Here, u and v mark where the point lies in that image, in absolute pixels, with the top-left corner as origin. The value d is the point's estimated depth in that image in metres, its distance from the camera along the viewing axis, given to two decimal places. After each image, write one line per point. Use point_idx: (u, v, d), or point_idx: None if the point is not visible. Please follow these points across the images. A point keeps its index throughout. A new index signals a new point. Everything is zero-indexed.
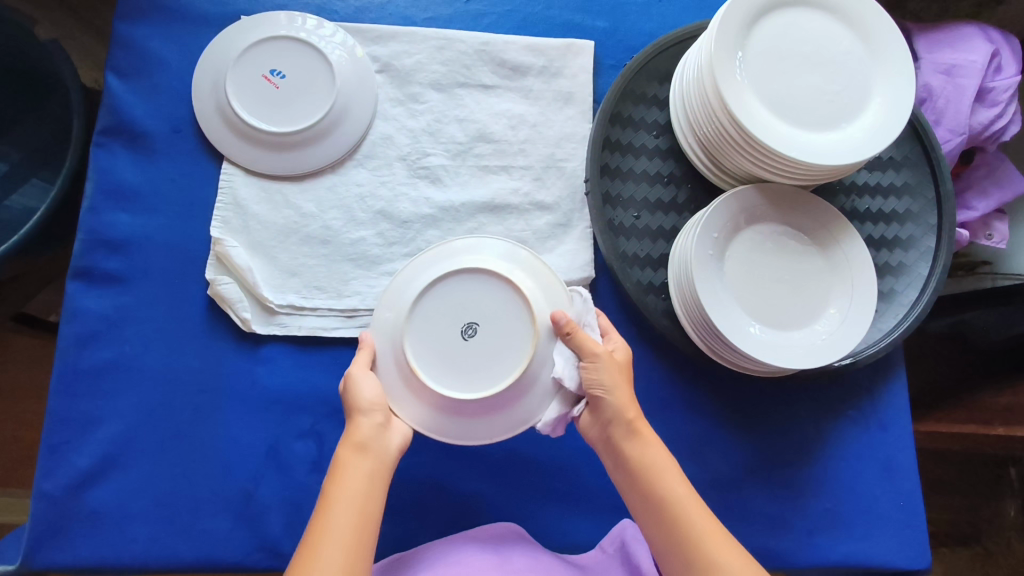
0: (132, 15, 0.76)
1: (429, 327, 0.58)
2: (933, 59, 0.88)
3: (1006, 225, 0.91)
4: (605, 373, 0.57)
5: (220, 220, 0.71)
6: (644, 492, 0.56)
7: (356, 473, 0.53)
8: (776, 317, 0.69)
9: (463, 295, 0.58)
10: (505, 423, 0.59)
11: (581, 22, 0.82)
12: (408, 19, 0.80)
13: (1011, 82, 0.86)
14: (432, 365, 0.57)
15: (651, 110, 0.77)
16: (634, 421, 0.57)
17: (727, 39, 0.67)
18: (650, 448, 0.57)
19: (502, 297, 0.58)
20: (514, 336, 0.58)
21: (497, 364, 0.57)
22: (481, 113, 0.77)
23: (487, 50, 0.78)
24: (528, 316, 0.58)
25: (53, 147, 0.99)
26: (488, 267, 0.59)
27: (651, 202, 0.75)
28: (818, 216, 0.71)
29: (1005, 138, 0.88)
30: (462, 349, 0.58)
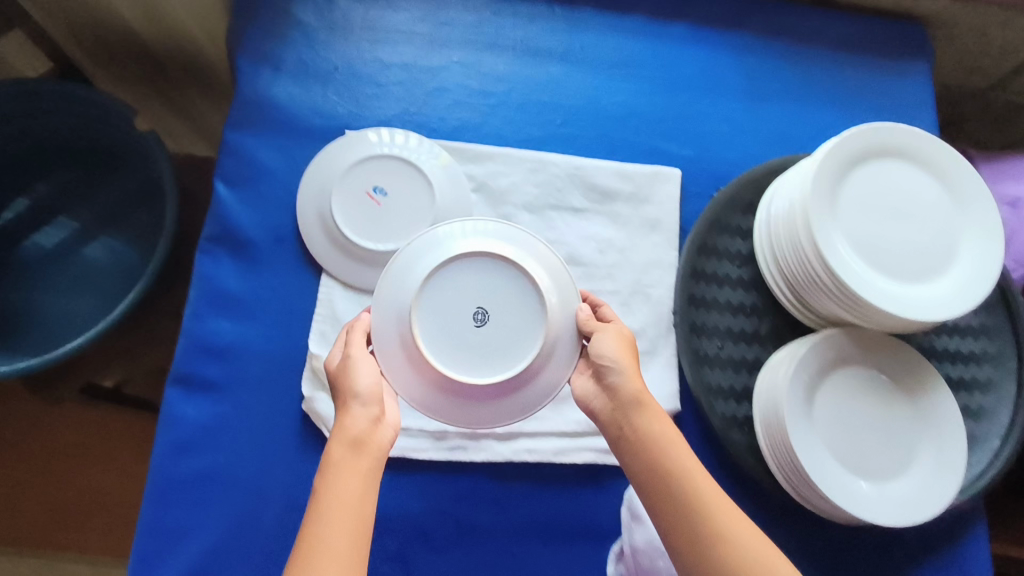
0: (244, 125, 0.80)
1: (442, 317, 0.63)
2: (1001, 192, 0.90)
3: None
4: (605, 343, 0.63)
5: (318, 334, 0.72)
6: (653, 467, 0.59)
7: (350, 473, 0.56)
8: (864, 465, 0.68)
9: (476, 280, 0.63)
10: (533, 397, 0.64)
11: (667, 149, 0.85)
12: (503, 138, 0.83)
13: None
14: (449, 355, 0.63)
15: (734, 239, 0.81)
16: (643, 396, 0.62)
17: (821, 188, 0.70)
18: (655, 420, 0.61)
19: (506, 280, 0.64)
20: (524, 318, 0.64)
21: (512, 347, 0.63)
22: (571, 236, 0.80)
23: (579, 175, 0.81)
24: (529, 290, 0.64)
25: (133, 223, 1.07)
26: (497, 252, 0.64)
27: (734, 332, 0.78)
28: (902, 361, 0.72)
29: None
30: (470, 334, 0.63)
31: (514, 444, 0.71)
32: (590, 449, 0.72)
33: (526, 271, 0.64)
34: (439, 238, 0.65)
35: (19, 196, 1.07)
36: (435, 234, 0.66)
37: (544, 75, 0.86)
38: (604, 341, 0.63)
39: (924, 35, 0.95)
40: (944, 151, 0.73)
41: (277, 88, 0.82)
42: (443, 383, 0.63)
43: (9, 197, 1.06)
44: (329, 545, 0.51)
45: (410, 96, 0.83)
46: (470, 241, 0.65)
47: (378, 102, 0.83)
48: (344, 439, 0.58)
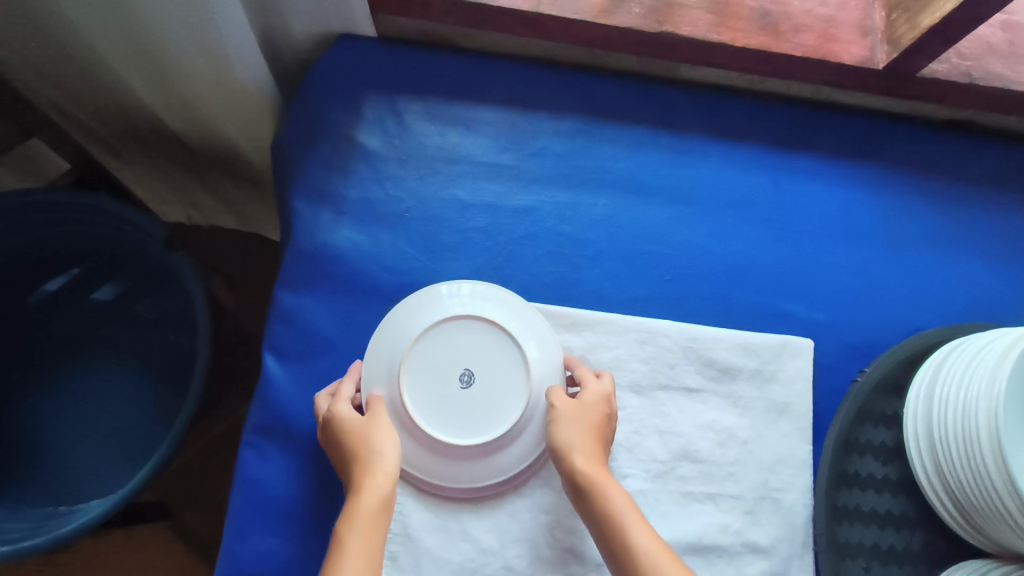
0: (299, 281, 0.68)
1: (428, 375, 0.62)
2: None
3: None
4: (564, 427, 0.60)
5: (387, 556, 0.59)
6: (606, 537, 0.55)
7: (372, 527, 0.53)
8: None
9: (466, 340, 0.63)
10: (514, 456, 0.62)
11: (795, 313, 0.71)
12: (602, 297, 0.70)
13: None
14: (433, 412, 0.61)
15: (878, 429, 0.67)
16: (585, 467, 0.58)
17: (1013, 401, 0.57)
18: (604, 487, 0.57)
19: (495, 341, 0.64)
20: (510, 380, 0.63)
21: (499, 408, 0.62)
22: (685, 423, 0.67)
23: (694, 347, 0.68)
24: (517, 353, 0.63)
25: (161, 338, 0.94)
26: (487, 314, 0.64)
27: (881, 550, 0.64)
28: None
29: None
30: (455, 394, 0.62)
31: None
32: None
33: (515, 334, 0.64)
34: (434, 298, 0.65)
35: (70, 267, 0.93)
36: (431, 292, 0.66)
37: (651, 218, 0.73)
38: (560, 426, 0.60)
39: None
40: None
41: (338, 232, 0.69)
42: (426, 442, 0.61)
43: (59, 265, 0.93)
44: None
45: (496, 244, 0.71)
46: (464, 302, 0.65)
47: (456, 251, 0.70)
48: (371, 497, 0.54)
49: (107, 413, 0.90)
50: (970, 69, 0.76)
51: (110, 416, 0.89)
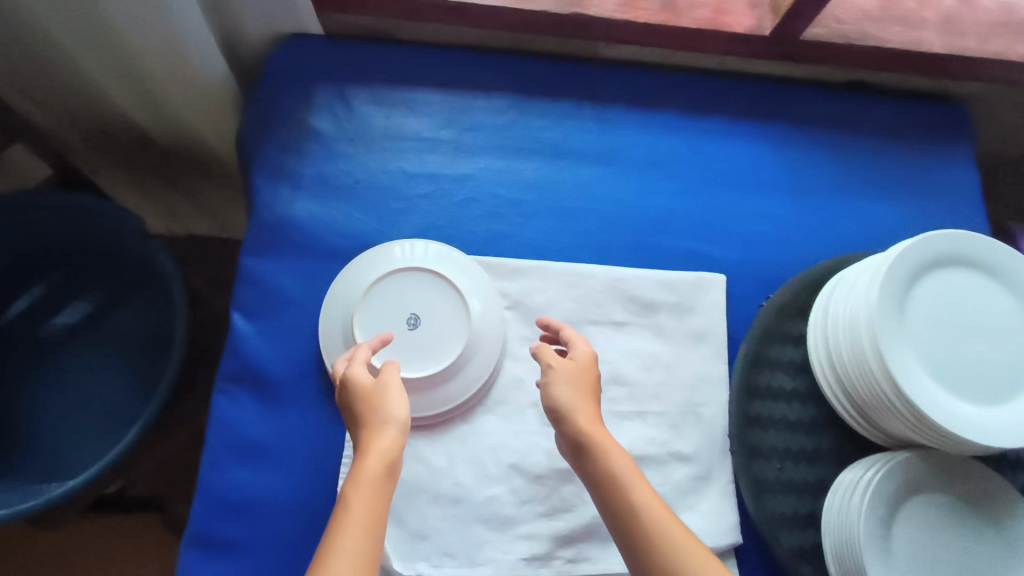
0: (262, 247, 0.76)
1: (380, 320, 0.70)
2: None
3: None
4: (558, 390, 0.62)
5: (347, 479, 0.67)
6: (617, 515, 0.54)
7: (376, 496, 0.52)
8: None
9: (412, 289, 0.72)
10: (460, 386, 0.70)
11: (710, 254, 0.80)
12: (536, 249, 0.79)
13: None
14: (385, 351, 0.68)
15: (786, 348, 0.75)
16: (595, 444, 0.58)
17: (888, 301, 0.66)
18: (613, 464, 0.56)
19: (439, 289, 0.72)
20: (453, 321, 0.71)
21: (444, 345, 0.70)
22: (613, 352, 0.75)
23: (618, 286, 0.77)
24: (458, 298, 0.72)
25: (139, 322, 1.01)
26: (431, 266, 0.73)
27: (793, 451, 0.72)
28: (982, 483, 0.67)
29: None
30: (404, 336, 0.70)
31: None
32: None
33: (456, 282, 0.73)
34: (383, 255, 0.74)
35: (33, 284, 1.01)
36: (381, 250, 0.74)
37: (577, 178, 0.82)
38: (556, 387, 0.62)
39: (962, 117, 0.91)
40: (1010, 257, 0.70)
41: (296, 204, 0.78)
42: None
43: (22, 284, 1.00)
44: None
45: (439, 207, 0.79)
46: (411, 257, 0.74)
47: (402, 214, 0.78)
48: (380, 461, 0.54)
49: (92, 398, 0.96)
50: (850, 31, 0.86)
51: (95, 400, 0.96)
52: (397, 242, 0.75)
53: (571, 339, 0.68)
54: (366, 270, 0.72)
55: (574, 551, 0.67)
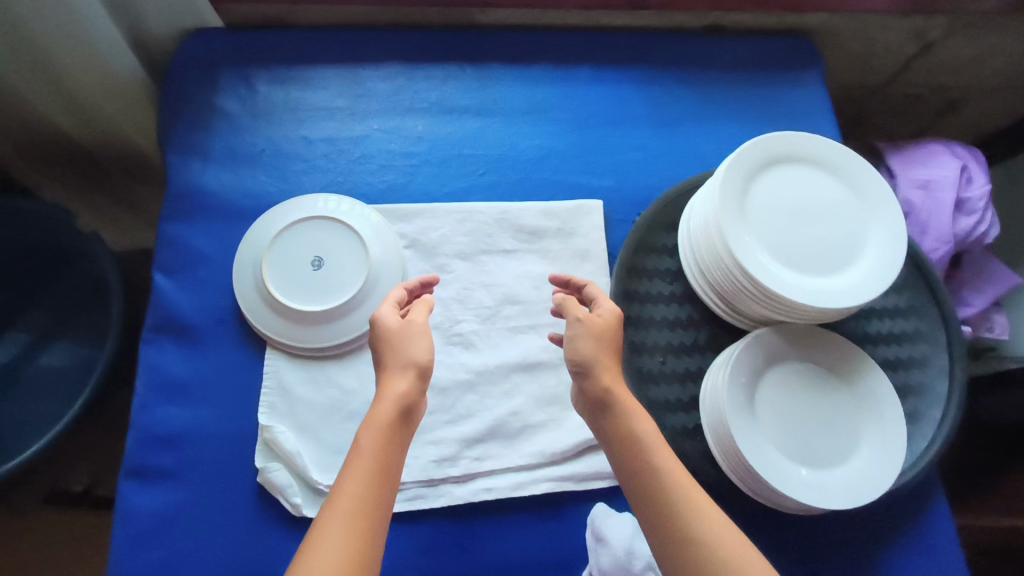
0: (179, 216, 0.84)
1: (288, 267, 0.78)
2: (910, 176, 1.07)
3: (1003, 317, 1.16)
4: (581, 345, 0.66)
5: (267, 406, 0.74)
6: (627, 459, 0.62)
7: (389, 442, 0.59)
8: (810, 452, 0.70)
9: (314, 236, 0.80)
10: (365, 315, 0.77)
11: (588, 183, 0.89)
12: (430, 195, 0.87)
13: (983, 191, 1.05)
14: (293, 293, 0.77)
15: (661, 258, 0.84)
16: (612, 397, 0.64)
17: (729, 197, 0.74)
18: (633, 420, 0.63)
19: (339, 233, 0.80)
20: (353, 260, 0.79)
21: (346, 281, 0.78)
22: (505, 276, 0.83)
23: (506, 218, 0.85)
24: (357, 239, 0.80)
25: (81, 316, 1.09)
26: (330, 214, 0.81)
27: (674, 345, 0.80)
28: (834, 350, 0.75)
29: (987, 239, 1.08)
30: (309, 277, 0.78)
31: (472, 485, 0.73)
32: (547, 479, 0.73)
33: (354, 225, 0.81)
34: (287, 210, 0.82)
35: None
36: (284, 206, 0.82)
37: (463, 130, 0.91)
38: (580, 339, 0.67)
39: (810, 46, 1.02)
40: (838, 151, 0.78)
41: (209, 176, 0.86)
42: (290, 315, 0.76)
43: None
44: (343, 514, 0.53)
45: (338, 168, 0.88)
46: (312, 209, 0.81)
47: (307, 176, 0.87)
48: (393, 401, 0.61)
49: (42, 388, 1.04)
50: None
51: (44, 391, 1.04)
52: (300, 198, 0.83)
53: (596, 294, 0.73)
54: (271, 225, 0.80)
55: (479, 450, 0.74)
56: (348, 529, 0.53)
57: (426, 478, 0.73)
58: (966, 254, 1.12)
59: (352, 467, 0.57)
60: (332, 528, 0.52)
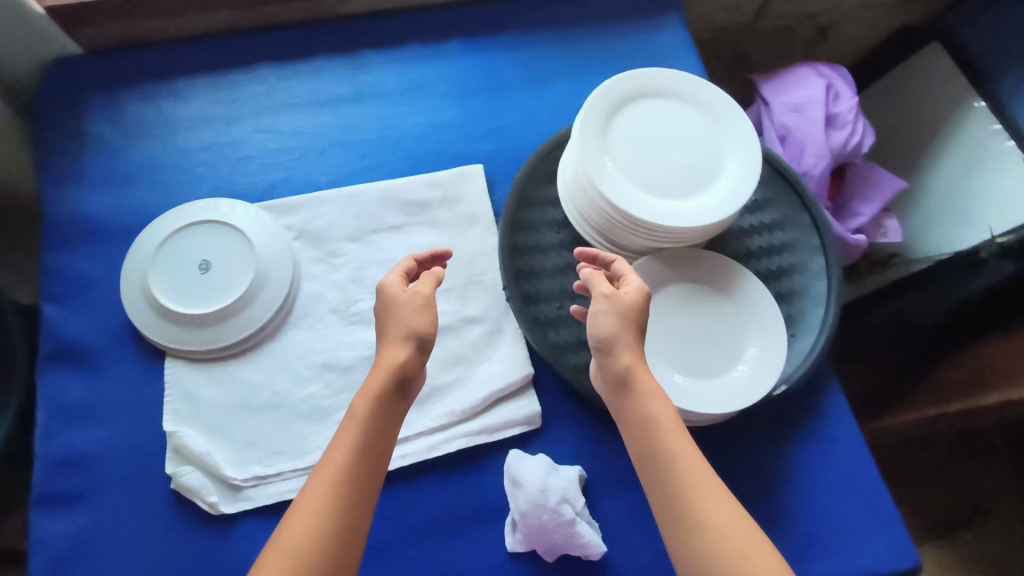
0: (60, 244, 0.83)
1: (175, 275, 0.79)
2: (782, 101, 1.13)
3: (894, 221, 1.21)
4: (604, 321, 0.61)
5: (172, 413, 0.74)
6: (643, 446, 0.57)
7: (373, 429, 0.55)
8: (697, 365, 0.73)
9: (198, 241, 0.80)
10: (260, 309, 0.78)
11: (467, 151, 0.91)
12: (313, 185, 0.88)
13: (851, 104, 1.11)
14: (183, 299, 0.78)
15: (546, 210, 0.86)
16: (630, 376, 0.59)
17: (590, 139, 0.77)
18: (647, 401, 0.58)
19: (222, 234, 0.81)
20: (240, 257, 0.80)
21: (236, 279, 0.79)
22: (396, 251, 0.84)
23: (389, 195, 0.86)
24: (241, 236, 0.81)
25: None
26: (210, 217, 0.81)
27: (568, 290, 0.82)
28: (713, 269, 0.79)
29: (863, 148, 1.13)
30: (198, 281, 0.78)
31: None
32: (461, 436, 0.75)
33: (236, 224, 0.81)
34: (167, 221, 0.82)
35: None
36: (165, 217, 0.82)
37: (338, 117, 0.92)
38: (603, 314, 0.62)
39: None
40: (688, 79, 0.81)
41: (86, 201, 0.86)
42: (184, 321, 0.77)
43: None
44: (310, 506, 0.51)
45: (218, 173, 0.88)
46: (192, 215, 0.82)
47: (187, 184, 0.87)
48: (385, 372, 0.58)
49: None
50: None
51: None
52: (180, 207, 0.83)
53: (624, 271, 0.68)
54: (152, 237, 0.80)
55: None
56: (314, 515, 0.51)
57: None
58: (849, 166, 1.19)
59: (331, 452, 0.54)
60: (299, 520, 0.51)
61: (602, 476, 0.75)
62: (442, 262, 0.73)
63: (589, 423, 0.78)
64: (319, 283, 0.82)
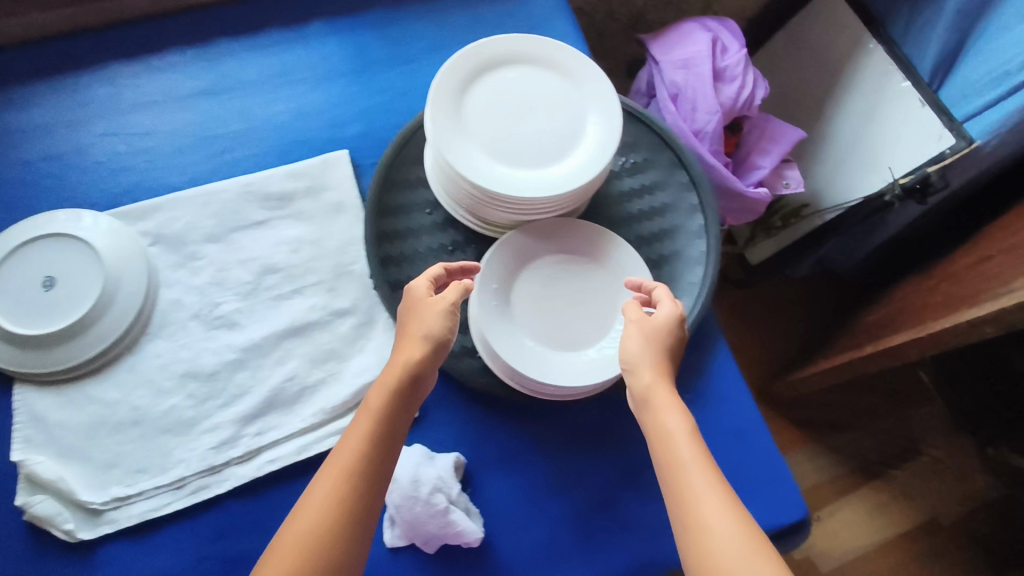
0: None
1: (16, 295, 0.73)
2: (670, 58, 1.10)
3: (796, 170, 1.19)
4: (632, 343, 0.63)
5: (22, 440, 0.71)
6: (660, 455, 0.58)
7: (385, 422, 0.58)
8: (567, 340, 0.72)
9: (40, 256, 0.75)
10: (113, 320, 0.74)
11: (332, 136, 0.87)
12: (171, 186, 0.83)
13: (738, 56, 1.09)
14: (27, 320, 0.72)
15: (417, 191, 0.82)
16: (649, 392, 0.60)
17: (442, 115, 0.72)
18: (665, 414, 0.59)
19: (65, 245, 0.75)
20: (87, 268, 0.75)
21: (83, 290, 0.73)
22: (261, 248, 0.80)
23: (251, 191, 0.82)
24: (86, 246, 0.75)
25: None
26: (51, 229, 0.76)
27: None
28: (585, 237, 0.76)
29: (756, 101, 1.11)
30: (42, 298, 0.73)
31: (255, 461, 0.72)
32: (330, 434, 0.73)
33: (80, 233, 0.76)
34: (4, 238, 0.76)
35: None
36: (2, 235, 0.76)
37: (198, 113, 0.86)
38: (629, 340, 0.64)
39: None
40: (543, 41, 0.77)
41: None
42: (29, 343, 0.72)
43: None
44: (320, 494, 0.53)
45: (65, 182, 0.82)
46: (31, 229, 0.76)
47: (32, 198, 0.82)
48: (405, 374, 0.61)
49: None
50: None
51: None
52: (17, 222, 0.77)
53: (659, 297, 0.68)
54: None
55: (257, 426, 0.73)
56: (321, 503, 0.53)
57: (206, 467, 0.71)
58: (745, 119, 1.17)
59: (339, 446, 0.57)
60: (308, 507, 0.53)
61: (482, 460, 0.73)
62: (472, 275, 0.72)
63: (466, 406, 0.75)
64: (178, 289, 0.78)
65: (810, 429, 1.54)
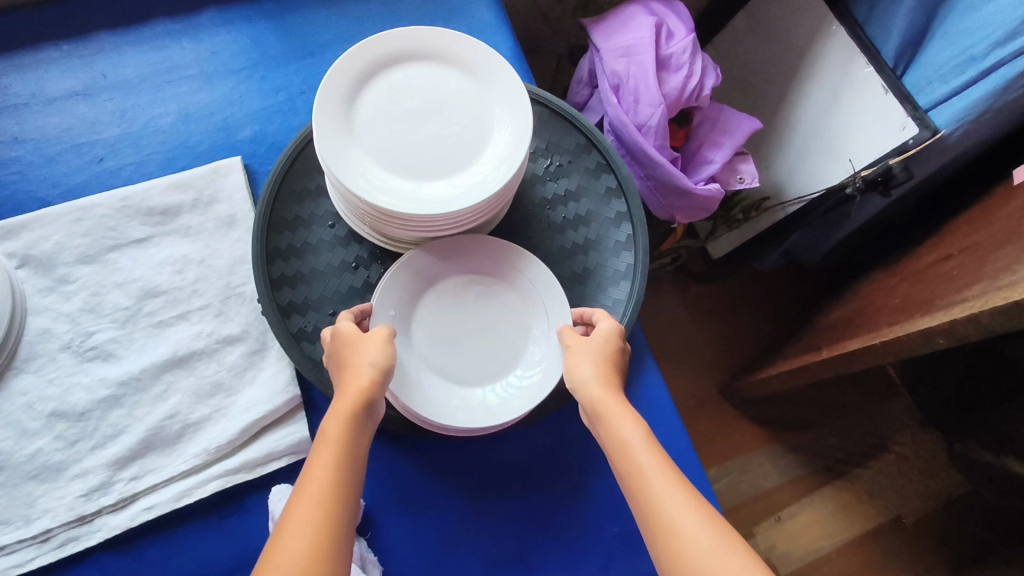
0: None
1: None
2: (610, 45, 1.01)
3: (751, 163, 1.12)
4: (578, 365, 0.60)
5: None
6: (620, 468, 0.54)
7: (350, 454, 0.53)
8: (467, 376, 0.66)
9: None
10: None
11: (225, 142, 0.80)
12: (40, 200, 0.75)
13: (685, 42, 1.01)
14: None
15: (318, 202, 0.75)
16: (601, 404, 0.58)
17: (327, 119, 0.63)
18: (620, 425, 0.56)
19: None
20: None
21: None
22: (141, 268, 0.73)
23: (129, 204, 0.74)
24: None
25: None
26: None
27: (344, 293, 0.72)
28: (496, 255, 0.69)
29: (706, 90, 1.03)
30: None
31: (131, 509, 0.66)
32: (216, 477, 0.67)
33: None
34: None
35: None
36: None
37: (71, 117, 0.77)
38: (577, 361, 0.61)
39: None
40: (446, 35, 0.69)
41: None
42: None
43: None
44: (296, 532, 0.47)
45: None
46: None
47: None
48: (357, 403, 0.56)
49: None
50: None
51: None
52: None
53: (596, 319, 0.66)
54: None
55: (136, 468, 0.66)
56: (302, 541, 0.47)
57: (76, 517, 0.64)
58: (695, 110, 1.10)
59: (305, 485, 0.50)
60: (287, 548, 0.46)
61: (385, 501, 0.68)
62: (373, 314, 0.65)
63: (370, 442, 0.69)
64: (47, 317, 0.70)
65: (775, 427, 1.49)
